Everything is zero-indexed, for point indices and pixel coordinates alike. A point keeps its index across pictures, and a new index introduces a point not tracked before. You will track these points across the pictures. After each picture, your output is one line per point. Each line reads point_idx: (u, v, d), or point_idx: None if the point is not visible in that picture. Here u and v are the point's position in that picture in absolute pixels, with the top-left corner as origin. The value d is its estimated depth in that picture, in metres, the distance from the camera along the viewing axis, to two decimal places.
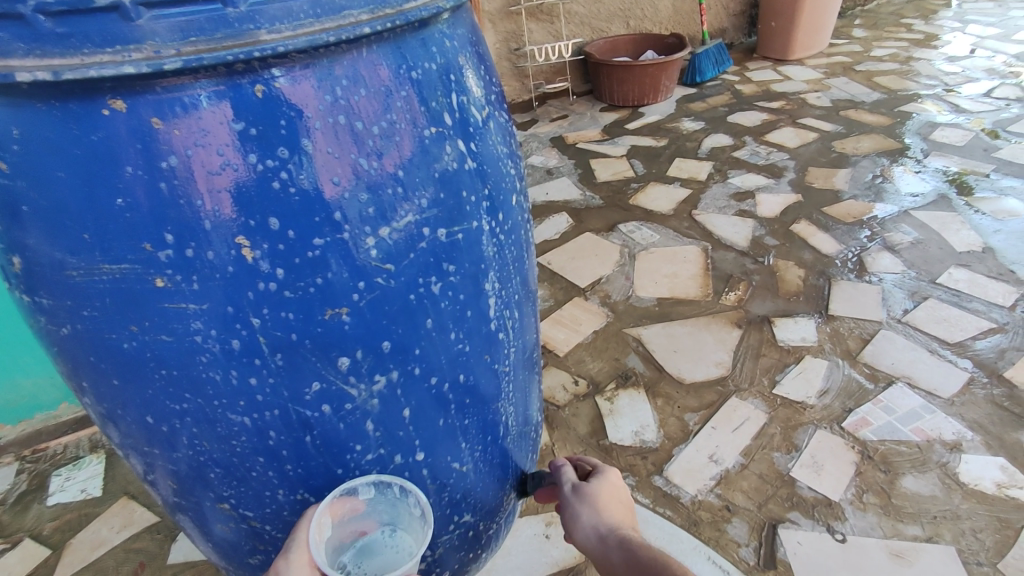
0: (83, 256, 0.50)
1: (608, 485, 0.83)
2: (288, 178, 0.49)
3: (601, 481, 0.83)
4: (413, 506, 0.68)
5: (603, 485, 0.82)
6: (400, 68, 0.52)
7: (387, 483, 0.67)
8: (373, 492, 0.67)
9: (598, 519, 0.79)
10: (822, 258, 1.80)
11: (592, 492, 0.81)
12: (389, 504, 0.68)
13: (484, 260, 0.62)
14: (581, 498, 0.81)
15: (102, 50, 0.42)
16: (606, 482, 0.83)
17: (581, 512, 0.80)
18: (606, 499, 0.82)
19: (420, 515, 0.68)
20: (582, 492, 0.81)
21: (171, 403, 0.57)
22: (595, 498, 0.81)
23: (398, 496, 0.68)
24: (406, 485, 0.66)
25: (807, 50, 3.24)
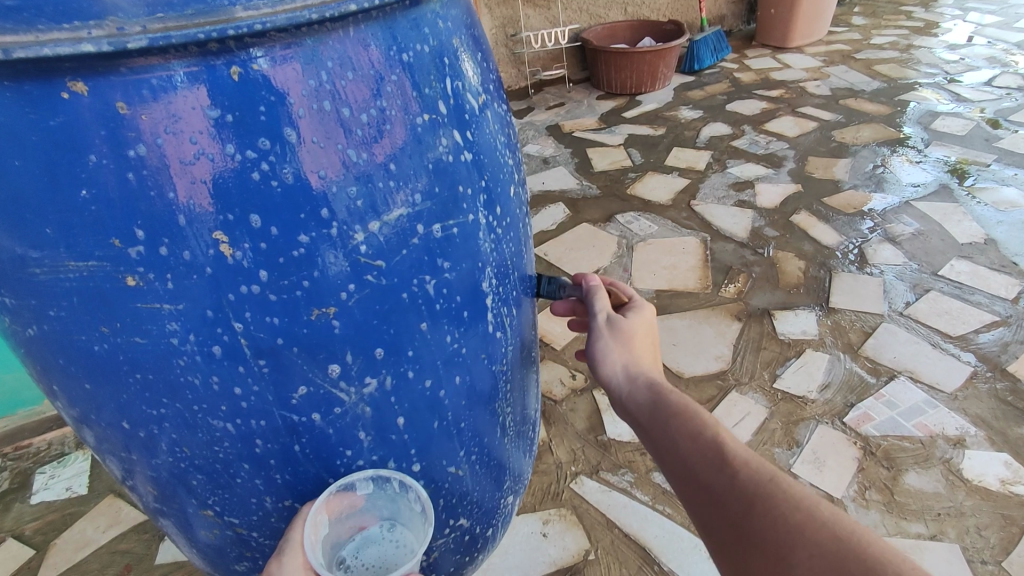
0: (46, 251, 0.46)
1: (647, 326, 0.72)
2: (269, 170, 0.45)
3: (638, 317, 0.72)
4: (414, 501, 0.64)
5: (640, 324, 0.72)
6: (390, 49, 0.48)
7: (386, 479, 0.63)
8: (371, 488, 0.63)
9: (631, 358, 0.69)
10: (823, 249, 1.77)
11: (627, 328, 0.71)
12: (389, 499, 0.65)
13: (481, 256, 0.59)
14: (614, 329, 0.70)
15: (59, 26, 0.39)
16: (644, 321, 0.72)
17: (612, 343, 0.70)
18: (641, 336, 0.71)
19: (421, 510, 0.64)
20: (617, 324, 0.71)
21: (148, 408, 0.53)
22: (627, 333, 0.70)
23: (398, 491, 0.64)
24: (405, 481, 0.63)
25: (806, 37, 3.20)
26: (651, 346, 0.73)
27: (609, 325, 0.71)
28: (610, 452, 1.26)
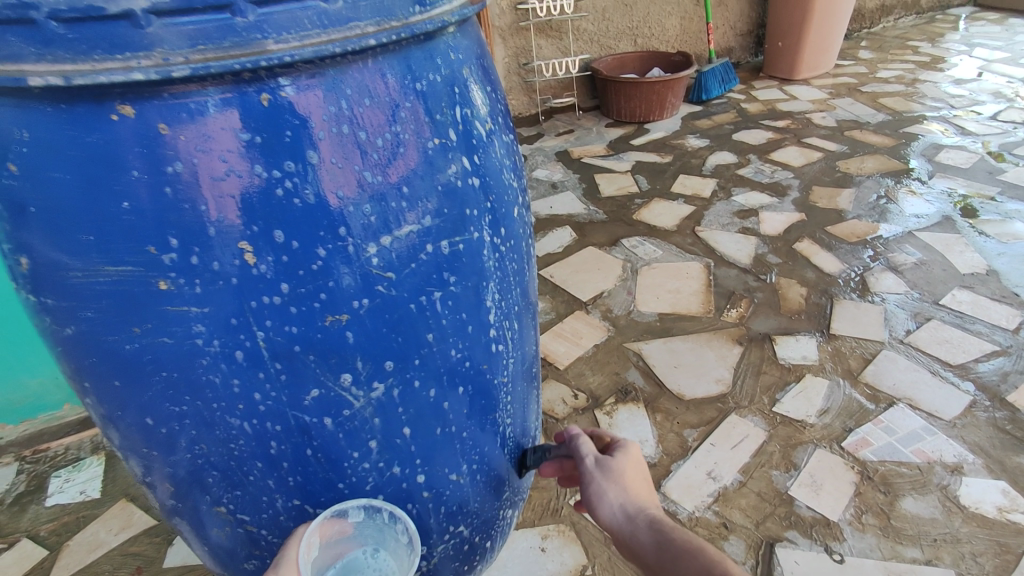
0: (85, 257, 0.50)
1: (632, 459, 0.78)
2: (293, 188, 0.50)
3: (624, 455, 0.78)
4: (400, 533, 0.69)
5: (627, 460, 0.78)
6: (406, 80, 0.53)
7: (377, 507, 0.68)
8: (362, 516, 0.68)
9: (626, 498, 0.75)
10: (825, 277, 1.80)
11: (616, 470, 0.77)
12: (377, 529, 0.69)
13: (485, 272, 0.63)
14: (604, 472, 0.76)
15: (111, 56, 0.42)
16: (630, 457, 0.78)
17: (605, 487, 0.76)
18: (630, 474, 0.77)
19: (406, 543, 0.69)
20: (607, 467, 0.77)
21: (170, 405, 0.57)
22: (617, 473, 0.76)
23: (387, 521, 0.69)
24: (397, 511, 0.68)
25: (813, 70, 3.26)
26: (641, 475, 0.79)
27: (599, 468, 0.77)
28: None
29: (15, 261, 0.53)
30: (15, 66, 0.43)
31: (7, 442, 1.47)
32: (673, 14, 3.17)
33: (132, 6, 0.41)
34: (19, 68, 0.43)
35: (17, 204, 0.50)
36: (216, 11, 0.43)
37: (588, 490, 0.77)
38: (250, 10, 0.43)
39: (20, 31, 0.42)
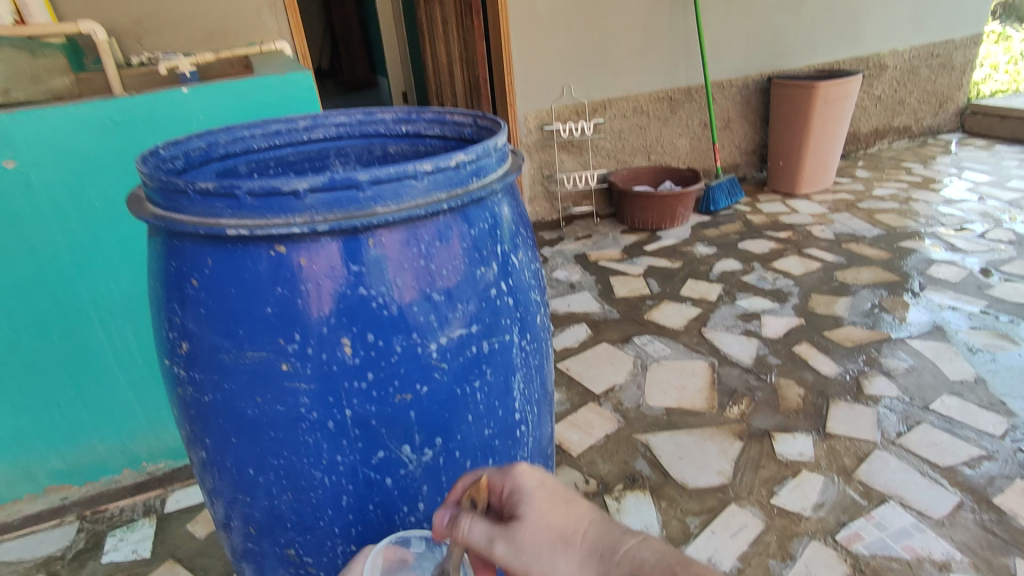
0: (234, 345, 0.70)
1: (540, 498, 0.57)
2: (381, 302, 0.70)
3: (527, 506, 0.57)
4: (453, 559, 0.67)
5: (533, 506, 0.57)
6: (463, 226, 0.75)
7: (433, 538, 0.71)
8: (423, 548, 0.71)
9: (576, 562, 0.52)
10: (822, 379, 1.94)
11: (539, 534, 0.55)
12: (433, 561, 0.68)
13: (512, 366, 0.82)
14: (523, 549, 0.54)
15: (279, 216, 0.64)
16: (532, 504, 0.57)
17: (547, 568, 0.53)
18: (551, 524, 0.55)
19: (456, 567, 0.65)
20: (522, 538, 0.55)
21: (271, 458, 0.75)
22: (539, 539, 0.54)
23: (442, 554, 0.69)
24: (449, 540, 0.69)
25: (813, 186, 3.55)
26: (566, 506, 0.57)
27: (516, 551, 0.54)
28: None
29: (178, 345, 0.75)
30: (218, 221, 0.66)
31: (69, 502, 1.62)
32: (683, 135, 3.54)
33: (297, 188, 0.63)
34: (219, 223, 0.66)
35: (192, 306, 0.72)
36: (348, 189, 0.64)
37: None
38: (369, 187, 0.65)
39: (225, 200, 0.65)
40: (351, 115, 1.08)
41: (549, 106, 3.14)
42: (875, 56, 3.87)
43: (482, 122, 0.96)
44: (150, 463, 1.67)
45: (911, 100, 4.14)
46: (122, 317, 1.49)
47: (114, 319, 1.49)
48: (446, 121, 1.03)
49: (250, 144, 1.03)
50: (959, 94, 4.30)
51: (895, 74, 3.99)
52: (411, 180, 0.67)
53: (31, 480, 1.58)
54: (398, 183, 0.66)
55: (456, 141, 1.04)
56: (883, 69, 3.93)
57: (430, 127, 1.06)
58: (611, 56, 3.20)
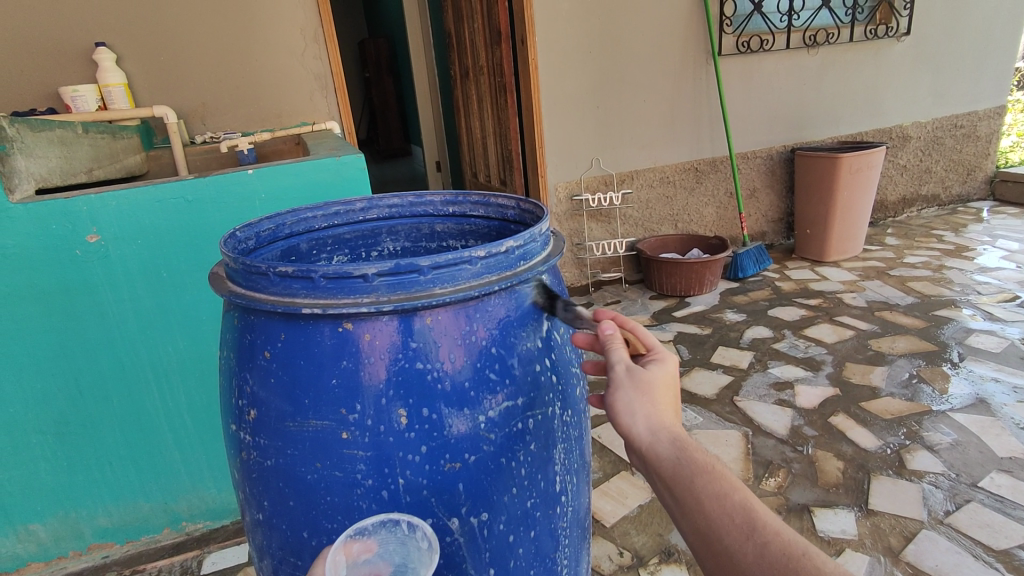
0: (299, 413, 0.76)
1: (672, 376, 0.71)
2: (436, 375, 0.76)
3: (663, 368, 0.71)
4: (421, 540, 0.75)
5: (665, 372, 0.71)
6: (511, 305, 0.81)
7: (395, 520, 0.76)
8: (382, 532, 0.75)
9: (652, 410, 0.67)
10: (862, 452, 1.89)
11: (647, 379, 0.69)
12: (400, 544, 0.75)
13: (554, 436, 0.86)
14: (635, 380, 0.69)
15: (349, 297, 0.72)
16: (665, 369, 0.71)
17: (636, 398, 0.68)
18: (664, 387, 0.69)
19: (427, 547, 0.74)
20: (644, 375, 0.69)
21: (326, 522, 0.79)
22: (653, 387, 0.69)
23: (407, 533, 0.75)
24: (414, 519, 0.75)
25: (842, 254, 3.56)
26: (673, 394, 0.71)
27: (631, 377, 0.69)
28: None
29: (247, 412, 0.81)
30: (293, 301, 0.73)
31: (110, 560, 1.66)
32: (709, 204, 3.63)
33: (366, 272, 0.70)
34: (294, 302, 0.73)
35: (263, 375, 0.79)
36: (410, 273, 0.72)
37: (611, 397, 0.70)
38: (430, 271, 0.72)
39: (302, 283, 0.72)
40: (403, 198, 1.17)
41: (578, 177, 3.28)
42: (897, 128, 3.96)
43: (525, 206, 1.05)
44: (189, 523, 1.72)
45: (938, 169, 4.18)
46: (176, 378, 1.58)
47: (168, 380, 1.58)
48: (490, 204, 1.13)
49: (312, 224, 1.12)
50: (987, 163, 4.33)
51: (919, 144, 4.06)
52: (466, 265, 0.75)
53: (77, 537, 1.63)
54: (455, 267, 0.74)
55: (499, 222, 1.13)
56: (907, 139, 4.01)
57: (475, 209, 1.15)
58: (638, 129, 3.35)
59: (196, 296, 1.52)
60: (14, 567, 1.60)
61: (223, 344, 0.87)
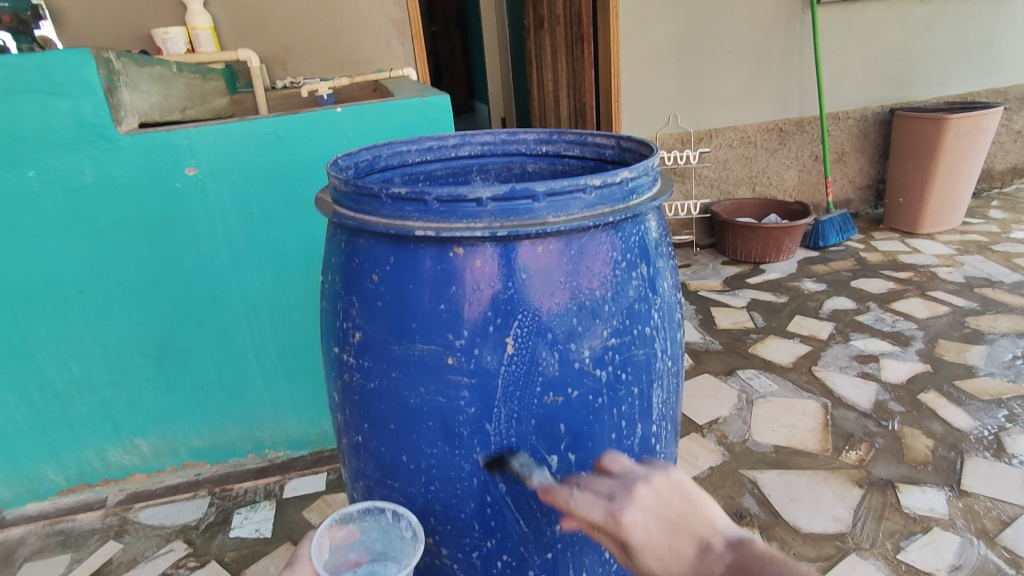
0: (406, 338, 0.77)
1: (649, 550, 0.60)
2: (541, 307, 0.75)
3: (643, 555, 0.60)
4: (404, 530, 0.82)
5: (645, 557, 0.60)
6: (617, 239, 0.78)
7: (380, 509, 0.83)
8: (366, 520, 0.83)
9: None
10: (954, 431, 1.78)
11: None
12: (383, 532, 0.83)
13: (652, 379, 0.85)
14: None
15: (462, 221, 0.70)
16: (640, 557, 0.61)
17: None
18: (662, 560, 0.59)
19: (410, 536, 0.81)
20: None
21: (426, 447, 0.80)
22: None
23: (391, 522, 0.83)
24: (399, 509, 0.82)
25: (937, 226, 3.29)
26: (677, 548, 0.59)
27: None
28: None
29: (351, 335, 0.82)
30: (405, 223, 0.72)
31: (202, 478, 1.77)
32: (791, 167, 3.41)
33: (481, 196, 0.68)
34: (406, 224, 0.72)
35: (370, 300, 0.79)
36: (525, 199, 0.70)
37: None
38: (544, 199, 0.70)
39: (414, 205, 0.71)
40: (496, 135, 1.14)
41: (654, 134, 3.16)
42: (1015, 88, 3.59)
43: (627, 144, 1.01)
44: (272, 450, 1.81)
45: None
46: (263, 311, 1.64)
47: (256, 313, 1.63)
48: (587, 142, 1.09)
49: (405, 158, 1.10)
50: None
51: None
52: (580, 194, 0.72)
53: (174, 454, 1.75)
54: (570, 196, 0.71)
55: (595, 163, 1.09)
56: None
57: (570, 148, 1.12)
58: (720, 84, 3.17)
59: (285, 233, 1.56)
60: (121, 476, 1.74)
61: (327, 269, 0.88)
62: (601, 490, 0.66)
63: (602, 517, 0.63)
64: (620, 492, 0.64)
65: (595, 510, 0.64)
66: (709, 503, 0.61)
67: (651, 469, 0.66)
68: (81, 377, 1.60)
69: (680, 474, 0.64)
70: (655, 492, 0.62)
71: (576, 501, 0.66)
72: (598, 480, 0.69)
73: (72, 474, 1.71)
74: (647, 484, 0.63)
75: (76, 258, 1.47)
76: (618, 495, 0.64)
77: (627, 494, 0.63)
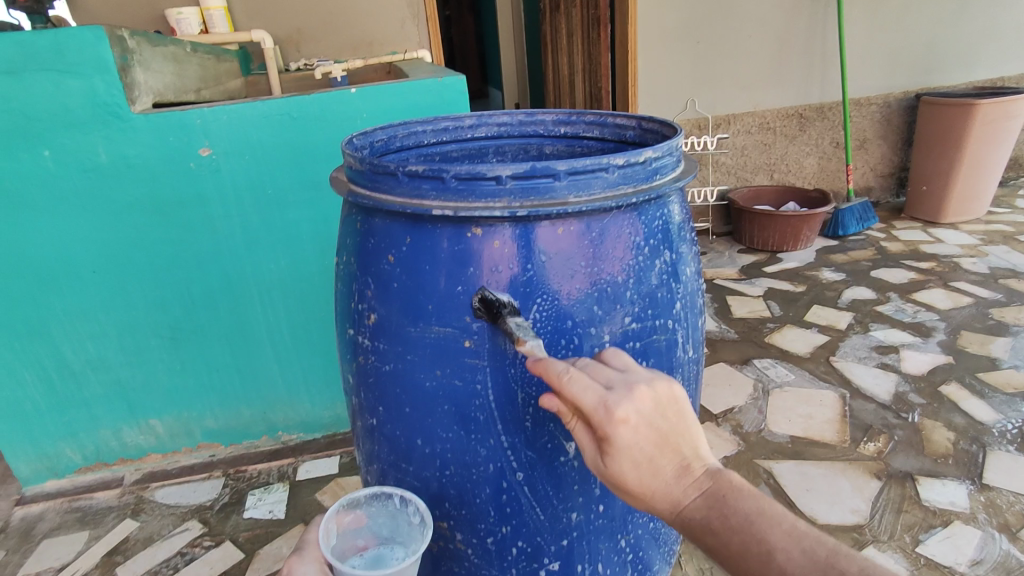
0: (422, 320, 0.75)
1: (630, 454, 0.57)
2: (560, 288, 0.73)
3: (621, 457, 0.58)
4: (412, 514, 0.80)
5: (623, 459, 0.57)
6: (639, 221, 0.76)
7: (388, 495, 0.81)
8: (374, 505, 0.82)
9: (646, 498, 0.59)
10: (976, 424, 1.75)
11: (612, 473, 0.59)
12: (390, 517, 0.82)
13: (673, 365, 0.83)
14: (608, 476, 0.60)
15: (481, 200, 0.68)
16: (619, 455, 0.57)
17: (625, 487, 0.59)
18: (639, 466, 0.57)
19: (418, 521, 0.78)
20: (613, 477, 0.59)
21: (441, 432, 0.79)
22: (623, 479, 0.59)
23: (398, 507, 0.81)
24: (405, 494, 0.80)
25: (960, 216, 3.22)
26: (658, 459, 0.57)
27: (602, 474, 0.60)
28: None
29: (367, 316, 0.81)
30: (422, 202, 0.70)
31: (217, 459, 1.78)
32: (811, 154, 3.34)
33: (501, 174, 0.66)
34: (423, 203, 0.70)
35: (386, 282, 0.78)
36: (546, 177, 0.67)
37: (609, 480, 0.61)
38: (565, 177, 0.68)
39: (432, 183, 0.69)
40: (513, 115, 1.12)
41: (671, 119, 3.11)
42: None
43: (649, 125, 0.98)
44: (285, 432, 1.82)
45: None
46: (277, 294, 1.63)
47: (270, 295, 1.63)
48: (607, 123, 1.06)
49: (420, 139, 1.08)
50: None
51: None
52: (603, 173, 0.69)
53: (189, 435, 1.76)
54: (592, 175, 0.69)
55: (615, 144, 1.07)
56: None
57: (589, 130, 1.09)
58: (740, 68, 3.10)
59: (299, 215, 1.55)
60: (137, 456, 1.76)
61: (342, 250, 0.86)
62: (600, 377, 0.61)
63: (592, 404, 0.58)
64: (620, 385, 0.59)
65: (588, 395, 0.59)
66: (698, 426, 0.60)
67: (654, 370, 0.61)
68: (97, 357, 1.61)
69: (682, 385, 0.60)
70: (655, 398, 0.58)
71: (570, 381, 0.60)
72: (596, 368, 0.63)
73: (90, 453, 1.73)
74: (650, 387, 0.58)
75: (92, 239, 1.48)
76: (617, 386, 0.59)
77: (627, 389, 0.58)
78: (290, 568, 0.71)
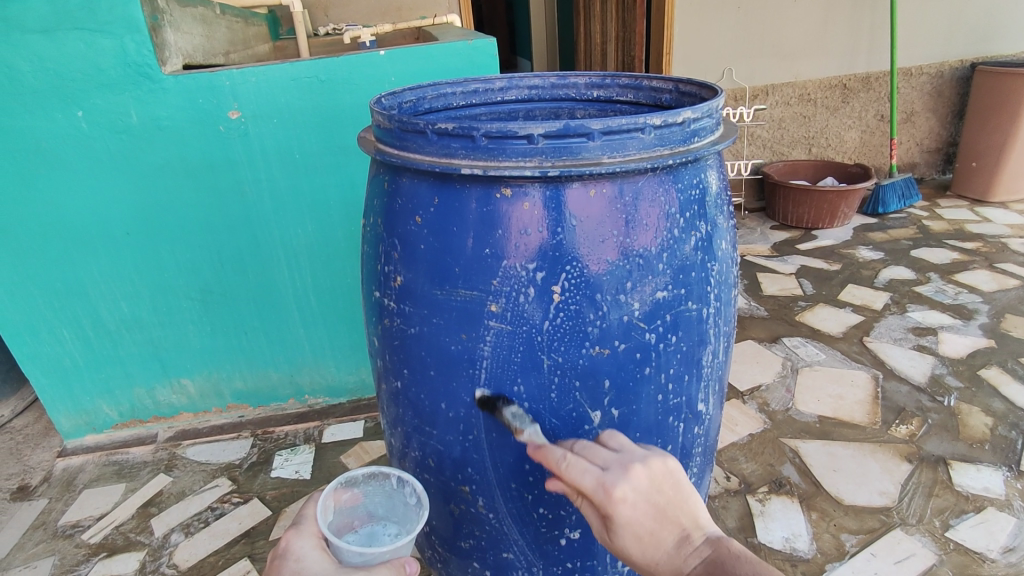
0: (448, 284, 0.74)
1: (631, 530, 0.60)
2: (589, 253, 0.70)
3: (627, 536, 0.61)
4: (408, 496, 0.82)
5: (627, 536, 0.61)
6: (673, 184, 0.73)
7: (385, 475, 0.83)
8: (370, 484, 0.83)
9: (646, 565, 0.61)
10: (1016, 410, 1.68)
11: (615, 545, 0.62)
12: (386, 497, 0.84)
13: (703, 338, 0.80)
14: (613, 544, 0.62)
15: (511, 159, 0.66)
16: (623, 533, 0.61)
17: (628, 557, 0.62)
18: (641, 537, 0.60)
19: (413, 502, 0.82)
20: (617, 550, 0.63)
21: (465, 396, 0.79)
22: (626, 551, 0.62)
23: (394, 488, 0.83)
24: (403, 476, 0.82)
25: (1011, 194, 3.06)
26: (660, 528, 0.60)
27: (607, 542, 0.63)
28: (760, 555, 1.30)
29: (392, 279, 0.80)
30: (451, 161, 0.69)
31: (245, 419, 1.83)
32: (854, 127, 3.20)
33: (533, 132, 0.64)
34: (452, 161, 0.69)
35: (413, 245, 0.77)
36: (579, 136, 0.65)
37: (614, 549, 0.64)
38: (599, 137, 0.65)
39: (461, 141, 0.67)
40: (545, 78, 1.08)
41: None
42: None
43: (687, 87, 0.94)
44: (312, 396, 1.85)
45: None
46: (304, 260, 1.64)
47: (297, 261, 1.64)
48: (642, 87, 1.02)
49: (449, 101, 1.05)
50: None
51: None
52: (639, 133, 0.67)
53: (219, 396, 1.81)
54: (627, 135, 0.66)
55: (649, 109, 1.03)
56: None
57: (624, 93, 1.05)
58: (782, 34, 2.97)
59: (327, 180, 1.55)
60: (170, 414, 1.81)
61: (369, 211, 0.85)
62: (595, 457, 0.64)
63: (591, 486, 0.62)
64: (614, 466, 0.62)
65: (586, 478, 0.63)
66: (695, 496, 0.62)
67: (650, 445, 0.63)
68: (131, 317, 1.65)
69: (677, 460, 0.62)
70: (650, 475, 0.61)
71: (569, 466, 0.64)
72: (591, 446, 0.66)
73: (125, 409, 1.79)
74: (645, 466, 0.61)
75: (126, 200, 1.50)
76: (613, 467, 0.62)
77: (623, 469, 0.61)
78: (288, 543, 0.70)
